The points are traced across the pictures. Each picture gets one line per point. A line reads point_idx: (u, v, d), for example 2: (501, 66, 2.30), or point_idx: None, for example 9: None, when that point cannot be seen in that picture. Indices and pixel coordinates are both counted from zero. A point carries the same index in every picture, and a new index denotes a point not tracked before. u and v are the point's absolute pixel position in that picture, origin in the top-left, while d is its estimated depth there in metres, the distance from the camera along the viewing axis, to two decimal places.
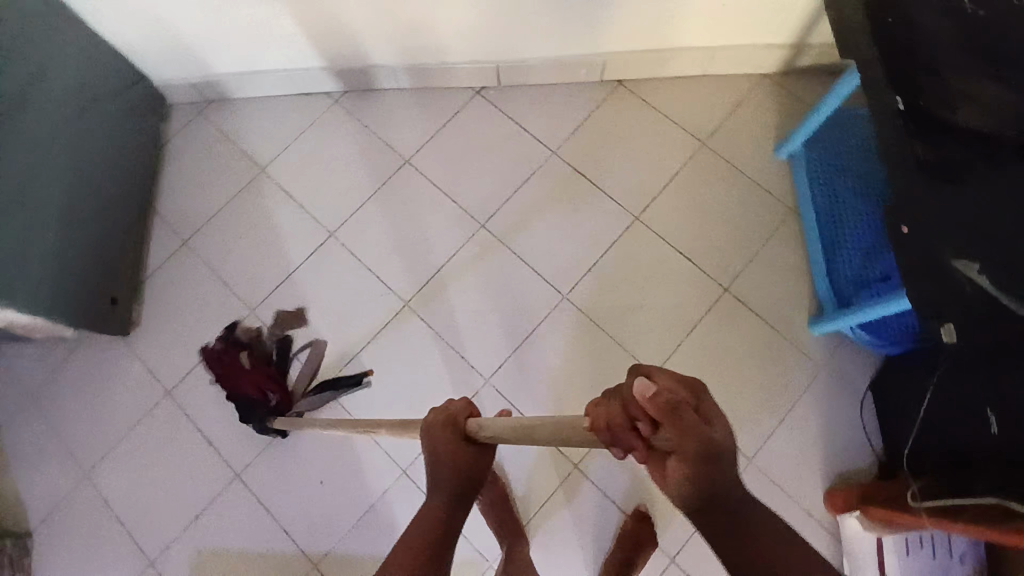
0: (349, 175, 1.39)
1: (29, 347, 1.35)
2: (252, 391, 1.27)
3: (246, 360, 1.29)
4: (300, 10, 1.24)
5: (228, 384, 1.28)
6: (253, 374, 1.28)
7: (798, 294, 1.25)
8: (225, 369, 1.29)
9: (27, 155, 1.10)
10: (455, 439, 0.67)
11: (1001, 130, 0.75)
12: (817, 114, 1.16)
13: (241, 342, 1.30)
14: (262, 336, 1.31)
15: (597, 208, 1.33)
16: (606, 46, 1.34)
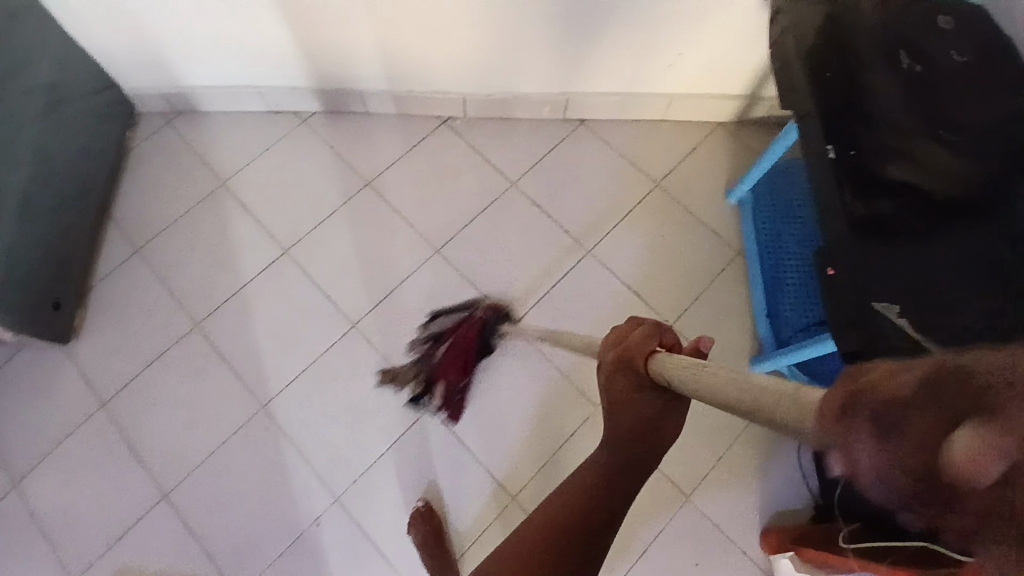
0: (309, 193, 1.39)
1: None
2: (473, 345, 1.27)
3: (440, 352, 1.27)
4: (278, 29, 1.27)
5: (463, 376, 1.26)
6: (456, 343, 1.27)
7: (741, 336, 1.27)
8: (452, 380, 1.25)
9: None
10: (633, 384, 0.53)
11: (938, 189, 0.87)
12: (761, 162, 1.20)
13: (423, 372, 1.26)
14: (417, 353, 1.27)
15: (551, 240, 1.36)
16: (572, 86, 1.38)
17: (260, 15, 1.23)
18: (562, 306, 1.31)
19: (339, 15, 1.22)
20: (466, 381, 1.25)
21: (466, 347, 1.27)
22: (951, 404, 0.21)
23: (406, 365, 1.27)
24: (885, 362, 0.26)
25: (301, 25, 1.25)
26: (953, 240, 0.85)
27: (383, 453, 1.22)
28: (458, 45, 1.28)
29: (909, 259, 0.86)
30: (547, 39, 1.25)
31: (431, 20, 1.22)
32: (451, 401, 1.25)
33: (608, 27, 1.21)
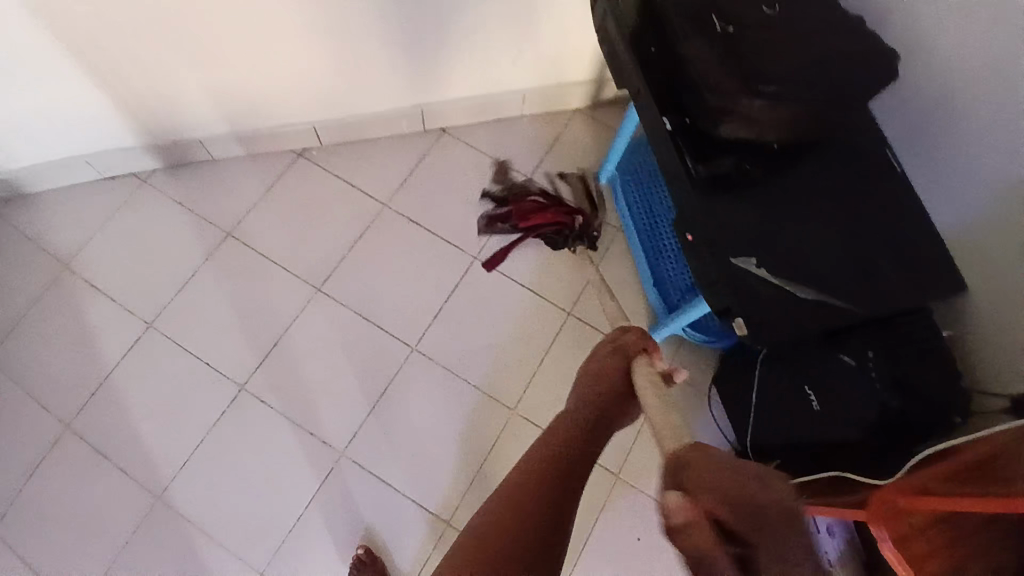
0: (168, 257, 1.30)
1: None
2: (554, 224, 1.32)
3: (533, 200, 1.35)
4: (90, 91, 1.16)
5: (525, 228, 1.33)
6: (542, 209, 1.33)
7: (636, 309, 1.30)
8: (514, 218, 1.34)
9: None
10: (619, 368, 0.84)
11: (766, 138, 0.91)
12: (618, 142, 1.22)
13: (516, 192, 1.37)
14: (529, 184, 1.38)
15: (435, 254, 1.33)
16: (423, 97, 1.35)
17: (66, 78, 1.13)
18: (458, 319, 1.28)
19: (156, 63, 1.13)
20: (524, 229, 1.33)
21: (550, 215, 1.33)
22: (697, 488, 0.55)
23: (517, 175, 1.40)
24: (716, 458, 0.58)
25: (115, 81, 1.15)
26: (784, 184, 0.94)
27: (303, 513, 1.15)
28: (292, 73, 1.22)
29: (754, 210, 0.93)
30: (385, 52, 1.21)
31: (256, 54, 1.16)
32: (496, 230, 1.35)
33: (443, 32, 1.19)
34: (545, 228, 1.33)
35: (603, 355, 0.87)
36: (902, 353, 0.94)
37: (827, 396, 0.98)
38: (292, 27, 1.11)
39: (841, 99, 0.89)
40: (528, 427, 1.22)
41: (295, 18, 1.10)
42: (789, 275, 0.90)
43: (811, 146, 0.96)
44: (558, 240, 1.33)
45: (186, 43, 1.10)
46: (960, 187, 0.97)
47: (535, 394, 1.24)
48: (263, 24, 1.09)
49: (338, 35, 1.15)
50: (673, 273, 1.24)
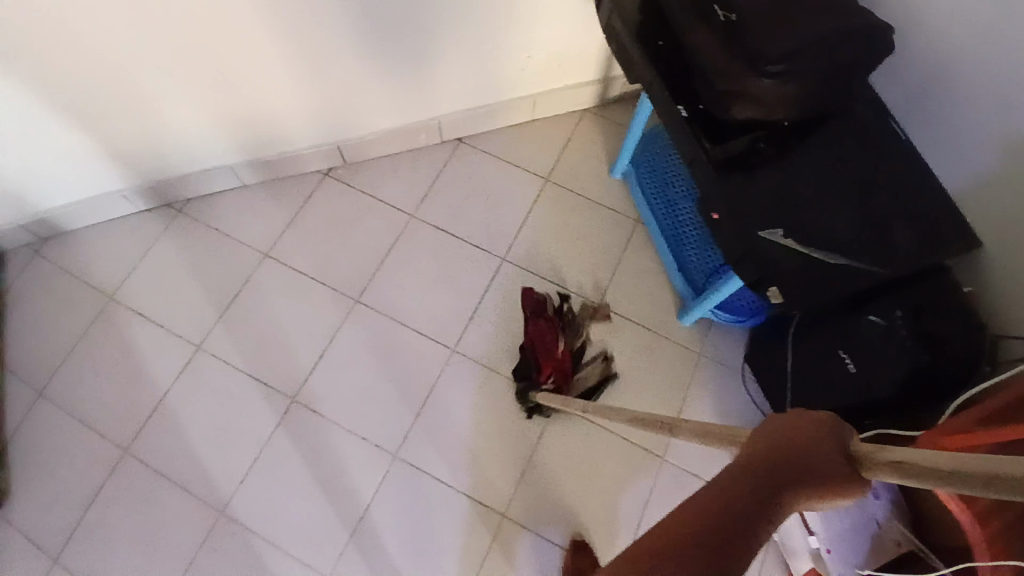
0: (209, 281, 1.35)
1: None
2: (542, 371, 1.25)
3: (560, 342, 1.28)
4: (121, 128, 1.22)
5: (531, 346, 1.26)
6: (550, 358, 1.26)
7: (664, 295, 1.35)
8: (541, 331, 1.27)
9: None
10: (833, 453, 0.48)
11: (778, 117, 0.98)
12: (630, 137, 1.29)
13: (568, 329, 1.30)
14: (582, 339, 1.30)
15: (463, 259, 1.38)
16: (439, 108, 1.41)
17: (99, 116, 1.18)
18: (493, 318, 1.33)
19: (183, 95, 1.18)
20: (532, 341, 1.26)
21: (550, 363, 1.26)
22: None
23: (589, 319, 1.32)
24: None
25: (146, 116, 1.21)
26: (802, 157, 1.00)
27: (364, 514, 1.20)
28: (312, 94, 1.27)
29: (775, 184, 0.98)
30: (400, 68, 1.27)
31: (273, 79, 1.21)
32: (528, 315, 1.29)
33: (454, 43, 1.25)
34: (535, 360, 1.26)
35: (812, 430, 0.49)
36: (927, 310, 0.98)
37: (860, 360, 1.01)
38: (310, 48, 1.16)
39: (841, 76, 0.96)
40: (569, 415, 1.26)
41: (314, 39, 1.14)
42: (813, 242, 0.95)
43: (807, 121, 1.02)
44: (522, 373, 1.26)
45: (212, 72, 1.15)
46: (966, 149, 1.01)
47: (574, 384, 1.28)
48: (284, 49, 1.15)
49: (354, 53, 1.20)
50: (695, 256, 1.29)
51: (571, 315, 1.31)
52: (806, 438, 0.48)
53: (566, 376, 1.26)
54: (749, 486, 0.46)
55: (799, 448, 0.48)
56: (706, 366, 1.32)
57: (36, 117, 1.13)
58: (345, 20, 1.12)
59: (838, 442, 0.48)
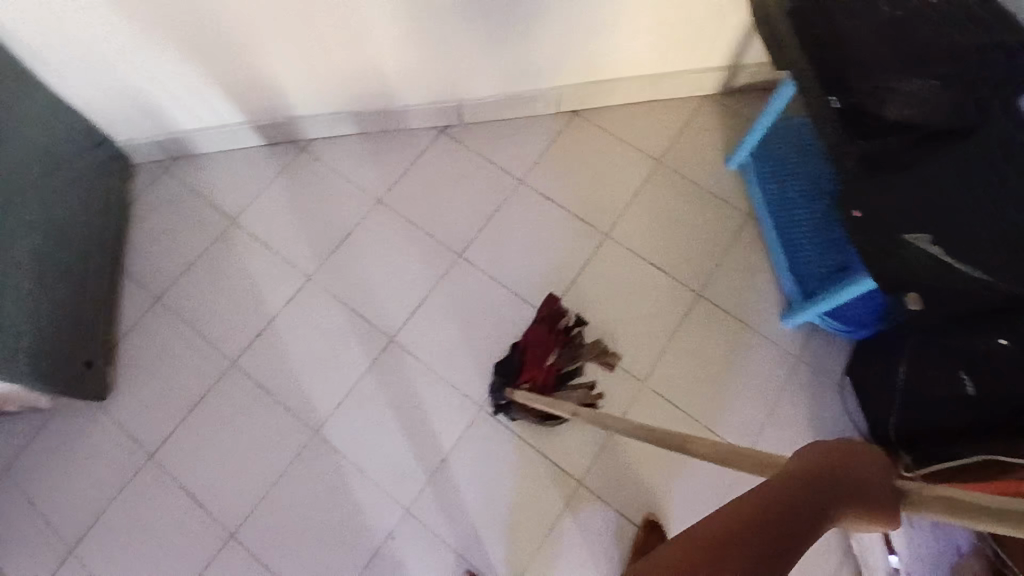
0: (322, 220, 1.42)
1: (11, 424, 1.32)
2: (525, 375, 1.25)
3: (553, 358, 1.26)
4: (261, 59, 1.27)
5: (522, 347, 1.27)
6: (536, 368, 1.26)
7: (766, 293, 1.34)
8: (538, 340, 1.27)
9: None
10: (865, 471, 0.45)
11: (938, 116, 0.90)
12: (759, 127, 1.28)
13: (566, 349, 1.28)
14: (577, 363, 1.27)
15: (566, 230, 1.38)
16: (560, 77, 1.41)
17: (234, 49, 1.23)
18: (591, 291, 1.33)
19: (323, 33, 1.22)
20: (526, 345, 1.27)
21: (533, 371, 1.25)
22: None
23: (592, 347, 1.28)
24: None
25: (278, 51, 1.26)
26: None
27: (445, 461, 1.24)
28: (435, 48, 1.29)
29: None
30: (525, 31, 1.27)
31: (410, 29, 1.24)
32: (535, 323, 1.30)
33: (583, 12, 1.24)
34: (522, 363, 1.26)
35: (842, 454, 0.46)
36: None
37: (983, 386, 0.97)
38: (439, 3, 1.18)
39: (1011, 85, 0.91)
40: (656, 398, 1.27)
41: None
42: (965, 251, 0.84)
43: (989, 115, 0.85)
44: (505, 368, 1.27)
45: (342, 15, 1.19)
46: None
47: (664, 368, 1.29)
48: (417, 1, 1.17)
49: (483, 12, 1.21)
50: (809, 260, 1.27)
51: (575, 340, 1.29)
52: (848, 467, 0.45)
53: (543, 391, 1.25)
54: (792, 498, 0.43)
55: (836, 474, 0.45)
56: (795, 371, 1.31)
57: (187, 39, 1.20)
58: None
59: (878, 473, 0.45)
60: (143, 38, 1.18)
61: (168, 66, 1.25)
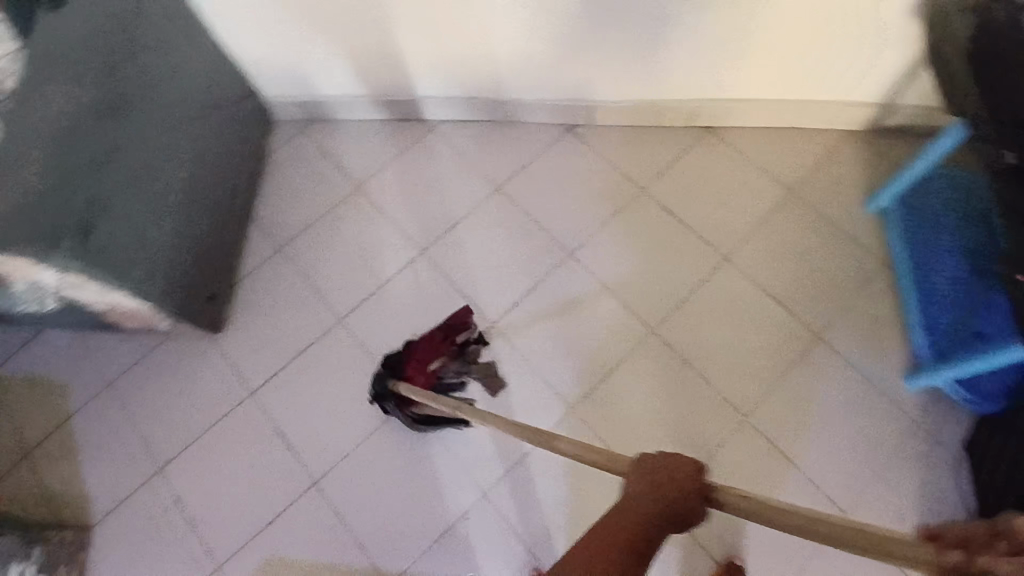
0: (440, 199, 1.45)
1: (129, 342, 1.41)
2: (407, 373, 1.27)
3: (439, 364, 1.28)
4: (411, 35, 1.30)
5: (412, 346, 1.29)
6: (421, 369, 1.27)
7: (890, 347, 1.26)
8: (430, 344, 1.29)
9: (149, 148, 1.13)
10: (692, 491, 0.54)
11: None
12: (911, 170, 1.20)
13: (454, 361, 1.30)
14: (459, 378, 1.29)
15: (682, 248, 1.35)
16: (701, 91, 1.37)
17: (385, 21, 1.27)
18: (702, 314, 1.30)
19: (474, 17, 1.24)
20: (418, 346, 1.28)
21: (417, 370, 1.27)
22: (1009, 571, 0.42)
23: (482, 368, 1.30)
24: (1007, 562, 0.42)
25: (428, 31, 1.29)
26: None
27: (525, 455, 1.25)
28: (580, 44, 1.28)
29: None
30: (674, 35, 1.24)
31: (560, 24, 1.24)
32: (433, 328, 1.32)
33: (740, 23, 1.20)
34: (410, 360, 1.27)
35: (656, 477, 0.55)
36: None
37: None
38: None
39: None
40: (754, 435, 1.21)
41: None
42: None
43: None
44: (393, 361, 1.28)
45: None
46: None
47: (765, 405, 1.23)
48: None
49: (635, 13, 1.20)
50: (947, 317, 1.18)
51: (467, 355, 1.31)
52: (675, 485, 0.54)
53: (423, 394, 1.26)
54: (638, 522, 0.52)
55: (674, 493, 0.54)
56: (914, 438, 1.21)
57: (347, 8, 1.24)
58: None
59: (694, 480, 0.55)
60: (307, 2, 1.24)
61: (322, 32, 1.30)
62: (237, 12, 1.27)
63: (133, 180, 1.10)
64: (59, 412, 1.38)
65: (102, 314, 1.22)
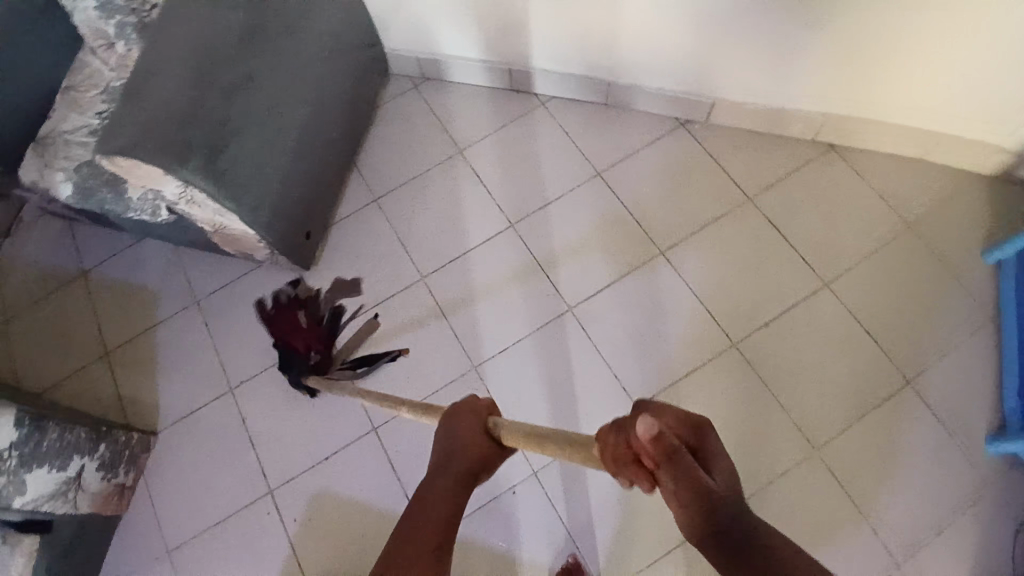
0: (538, 174, 1.44)
1: (222, 263, 1.47)
2: (300, 350, 1.36)
3: (301, 318, 1.39)
4: (543, 8, 1.29)
5: (279, 340, 1.38)
6: (302, 334, 1.37)
7: (981, 405, 1.20)
8: (291, 320, 1.39)
9: (280, 81, 1.16)
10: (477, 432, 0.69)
11: None
12: None
13: (309, 307, 1.40)
14: (332, 306, 1.39)
15: (779, 264, 1.32)
16: (834, 105, 1.32)
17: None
18: (791, 334, 1.27)
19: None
20: (277, 332, 1.38)
21: (303, 341, 1.37)
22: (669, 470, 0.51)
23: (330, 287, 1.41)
24: (645, 440, 0.51)
25: (560, 7, 1.28)
26: None
27: None
28: (713, 40, 1.25)
29: None
30: (817, 45, 1.20)
31: (698, 17, 1.21)
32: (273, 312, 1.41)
33: (889, 44, 1.15)
34: (287, 348, 1.37)
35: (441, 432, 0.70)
36: None
37: None
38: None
39: None
40: (820, 467, 1.18)
41: None
42: None
43: None
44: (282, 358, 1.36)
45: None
46: None
47: (838, 439, 1.20)
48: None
49: (780, 16, 1.16)
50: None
51: (316, 295, 1.41)
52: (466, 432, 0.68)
53: (326, 343, 1.37)
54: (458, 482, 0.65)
55: (473, 452, 0.67)
56: (990, 503, 1.15)
57: None
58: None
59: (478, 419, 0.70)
60: None
61: None
62: None
63: (262, 109, 1.13)
64: (146, 318, 1.45)
65: (207, 233, 1.27)
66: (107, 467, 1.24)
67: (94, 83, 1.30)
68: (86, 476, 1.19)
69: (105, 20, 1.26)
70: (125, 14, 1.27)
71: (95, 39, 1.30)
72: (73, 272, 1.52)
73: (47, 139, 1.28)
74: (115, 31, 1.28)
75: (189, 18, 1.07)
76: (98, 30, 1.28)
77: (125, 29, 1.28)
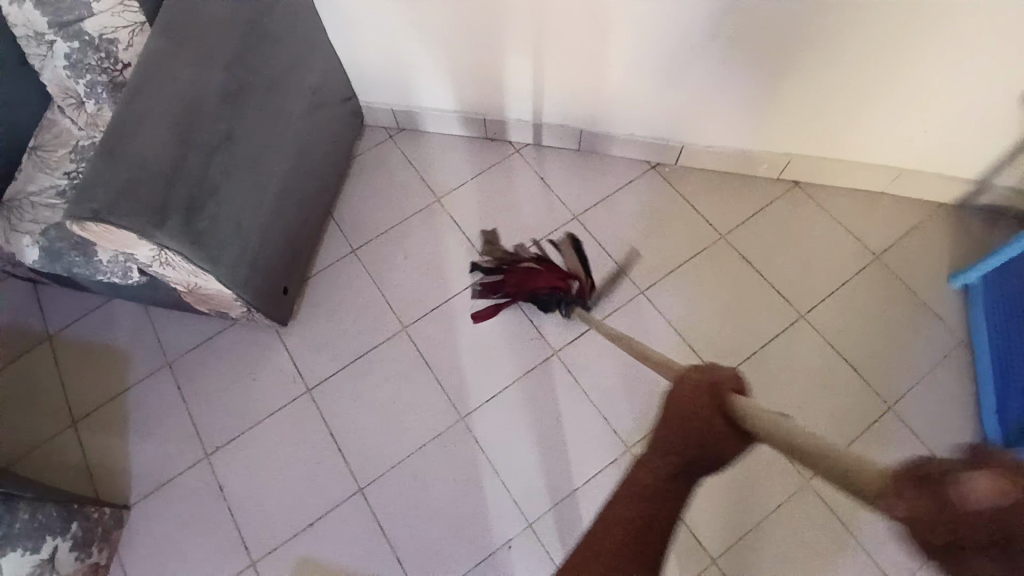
0: (518, 218, 1.46)
1: (195, 323, 1.43)
2: (552, 291, 1.33)
3: (524, 266, 1.36)
4: (517, 63, 1.32)
5: (519, 293, 1.34)
6: (538, 278, 1.34)
7: (960, 427, 1.22)
8: (517, 279, 1.35)
9: (258, 139, 1.16)
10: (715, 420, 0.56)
11: None
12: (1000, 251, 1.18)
13: (516, 259, 1.38)
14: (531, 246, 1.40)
15: (758, 298, 1.34)
16: (797, 145, 1.38)
17: (500, 46, 1.29)
18: (773, 368, 1.28)
19: (587, 52, 1.26)
20: (510, 292, 1.35)
21: (548, 280, 1.33)
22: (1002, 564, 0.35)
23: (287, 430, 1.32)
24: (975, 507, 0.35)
25: (537, 61, 1.31)
26: None
27: (574, 490, 1.23)
28: (689, 88, 1.29)
29: None
30: (787, 90, 1.24)
31: (670, 67, 1.25)
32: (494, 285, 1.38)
33: (857, 85, 1.20)
34: (535, 293, 1.34)
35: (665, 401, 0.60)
36: None
37: None
38: (719, 47, 1.18)
39: None
40: (812, 498, 1.20)
41: (732, 40, 1.16)
42: None
43: None
44: (546, 304, 1.34)
45: (613, 35, 1.21)
46: None
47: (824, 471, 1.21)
48: (688, 44, 1.19)
49: (751, 65, 1.20)
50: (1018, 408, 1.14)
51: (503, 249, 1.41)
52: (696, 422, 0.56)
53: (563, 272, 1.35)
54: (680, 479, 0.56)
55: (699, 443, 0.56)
56: None
57: (463, 31, 1.27)
58: (752, 26, 1.13)
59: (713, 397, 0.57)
60: (425, 20, 1.27)
61: (433, 49, 1.33)
62: (356, 22, 1.30)
63: (238, 168, 1.13)
64: (116, 382, 1.40)
65: (181, 293, 1.24)
66: (81, 547, 1.16)
67: (63, 143, 1.29)
68: (60, 557, 1.12)
69: (76, 79, 1.25)
70: (97, 74, 1.24)
71: (65, 98, 1.29)
72: (39, 335, 1.46)
73: (11, 203, 1.25)
74: (86, 90, 1.26)
75: (169, 79, 1.03)
76: (69, 89, 1.27)
77: (96, 88, 1.26)
